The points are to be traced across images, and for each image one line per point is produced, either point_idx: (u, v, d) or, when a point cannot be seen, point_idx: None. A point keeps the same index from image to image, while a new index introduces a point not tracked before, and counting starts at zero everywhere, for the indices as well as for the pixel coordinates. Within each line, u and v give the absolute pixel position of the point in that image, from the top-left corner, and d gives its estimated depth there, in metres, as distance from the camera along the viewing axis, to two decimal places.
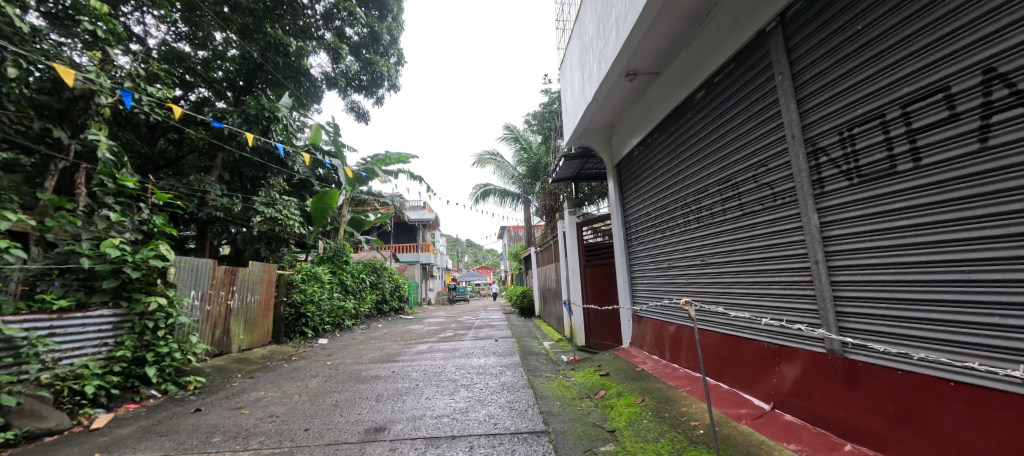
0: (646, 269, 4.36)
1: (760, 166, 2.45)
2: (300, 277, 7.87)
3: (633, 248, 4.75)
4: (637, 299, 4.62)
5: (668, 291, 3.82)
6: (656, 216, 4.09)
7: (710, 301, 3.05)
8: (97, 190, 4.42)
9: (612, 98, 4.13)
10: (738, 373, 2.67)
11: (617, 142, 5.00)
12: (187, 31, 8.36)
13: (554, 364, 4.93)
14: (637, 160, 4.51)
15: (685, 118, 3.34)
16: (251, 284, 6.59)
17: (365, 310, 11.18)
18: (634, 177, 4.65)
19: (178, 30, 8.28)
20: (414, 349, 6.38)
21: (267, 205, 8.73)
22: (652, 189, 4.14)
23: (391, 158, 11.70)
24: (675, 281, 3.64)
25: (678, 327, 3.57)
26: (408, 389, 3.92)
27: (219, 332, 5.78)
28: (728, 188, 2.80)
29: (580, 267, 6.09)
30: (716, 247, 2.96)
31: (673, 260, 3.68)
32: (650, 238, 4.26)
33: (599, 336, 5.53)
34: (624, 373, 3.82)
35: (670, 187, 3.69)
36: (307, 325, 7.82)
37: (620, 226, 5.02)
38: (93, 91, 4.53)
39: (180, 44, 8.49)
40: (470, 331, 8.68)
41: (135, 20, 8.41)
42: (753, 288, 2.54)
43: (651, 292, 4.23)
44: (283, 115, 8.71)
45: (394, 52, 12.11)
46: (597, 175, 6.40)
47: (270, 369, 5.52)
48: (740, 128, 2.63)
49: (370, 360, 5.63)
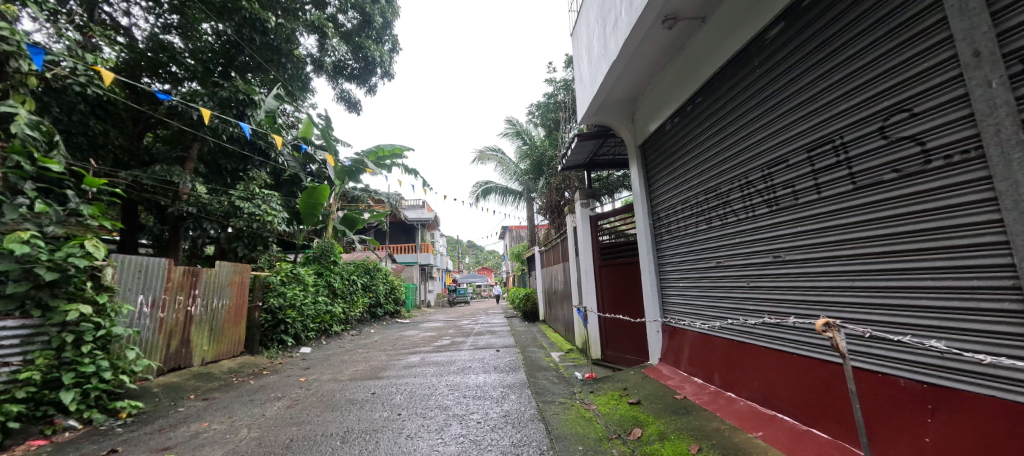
0: (683, 270, 3.55)
1: (894, 112, 1.63)
2: (278, 279, 7.05)
3: (663, 243, 3.94)
4: (670, 307, 3.81)
5: (716, 297, 3.02)
6: (696, 203, 3.26)
7: (787, 312, 2.24)
8: (10, 174, 3.58)
9: (641, 54, 3.32)
10: (846, 417, 1.86)
11: (642, 117, 4.17)
12: (175, 21, 7.68)
13: (568, 383, 4.11)
14: (670, 136, 3.67)
15: (748, 67, 2.52)
16: (218, 287, 5.77)
17: (356, 314, 10.34)
18: (665, 157, 3.82)
19: (166, 19, 7.64)
20: (403, 362, 5.54)
21: (244, 199, 7.91)
22: (690, 170, 3.33)
23: (384, 151, 10.79)
24: (728, 284, 2.84)
25: (734, 345, 2.76)
26: (386, 422, 3.09)
27: (176, 344, 4.99)
28: (824, 152, 1.98)
29: (594, 269, 5.27)
30: (801, 237, 2.14)
31: (726, 257, 2.86)
32: (688, 232, 3.43)
33: (619, 349, 4.70)
34: (662, 403, 2.99)
35: (721, 162, 2.87)
36: (287, 333, 6.99)
37: (645, 218, 4.19)
38: (7, 52, 3.77)
39: (168, 35, 7.77)
40: (467, 339, 7.85)
41: (122, 12, 7.65)
42: (874, 295, 1.72)
43: (691, 298, 3.42)
44: (262, 99, 7.92)
45: (389, 38, 11.30)
46: (611, 162, 5.60)
47: (232, 388, 4.70)
48: (853, 62, 1.81)
49: (350, 377, 4.80)
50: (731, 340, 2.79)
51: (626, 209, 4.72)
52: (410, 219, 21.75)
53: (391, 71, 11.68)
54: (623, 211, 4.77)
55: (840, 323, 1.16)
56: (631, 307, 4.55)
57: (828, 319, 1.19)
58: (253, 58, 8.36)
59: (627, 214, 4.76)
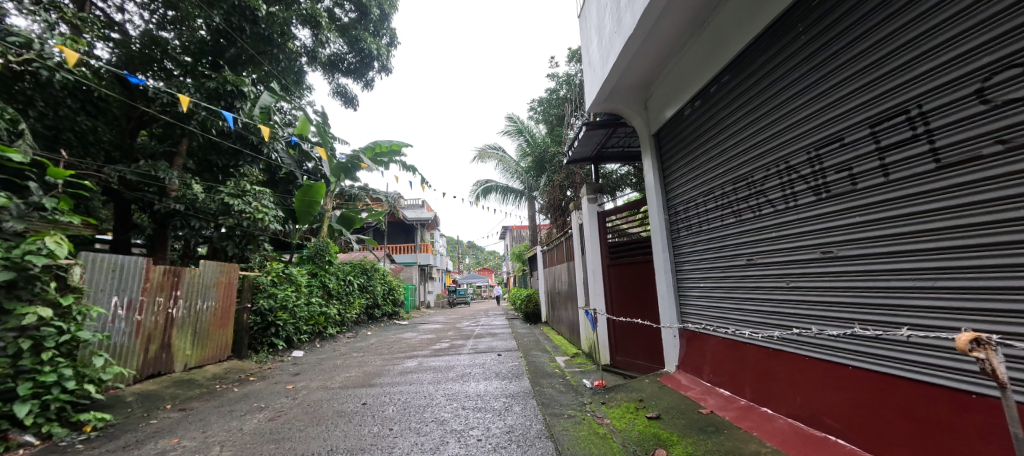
0: (704, 269, 3.23)
1: (998, 70, 1.31)
2: (269, 280, 6.70)
3: (679, 240, 3.62)
4: (689, 309, 3.49)
5: (745, 299, 2.70)
6: (722, 194, 2.94)
7: (839, 317, 1.94)
8: None
9: (660, 30, 2.99)
10: (918, 442, 1.57)
11: (657, 103, 3.83)
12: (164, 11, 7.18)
13: (576, 392, 3.78)
14: (690, 122, 3.33)
15: (790, 36, 2.20)
16: (202, 288, 5.44)
17: (352, 316, 10.00)
18: (685, 145, 3.47)
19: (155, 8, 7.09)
20: (399, 368, 5.19)
21: (234, 196, 7.53)
22: (716, 157, 2.99)
23: (382, 147, 10.48)
24: (761, 284, 2.52)
25: (768, 352, 2.45)
26: (375, 439, 2.76)
27: (155, 350, 4.67)
28: (893, 127, 1.66)
29: (602, 268, 4.94)
30: (862, 228, 1.80)
31: (760, 254, 2.53)
32: (711, 227, 3.09)
33: (631, 354, 4.35)
34: (685, 417, 2.67)
35: (754, 147, 2.55)
36: (278, 336, 6.65)
37: (660, 213, 3.86)
38: None
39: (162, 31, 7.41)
40: (468, 342, 7.51)
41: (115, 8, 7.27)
42: (961, 299, 1.42)
43: (713, 300, 3.11)
44: (250, 90, 7.54)
45: (387, 31, 10.97)
46: (620, 155, 5.28)
47: (214, 396, 4.37)
48: (936, 13, 1.49)
49: (341, 385, 4.46)
50: (764, 347, 2.49)
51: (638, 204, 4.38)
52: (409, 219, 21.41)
53: (388, 65, 11.34)
54: (635, 206, 4.43)
55: (997, 341, 0.92)
56: (644, 309, 4.21)
57: (980, 336, 0.95)
58: (244, 49, 8.04)
59: (640, 209, 4.41)
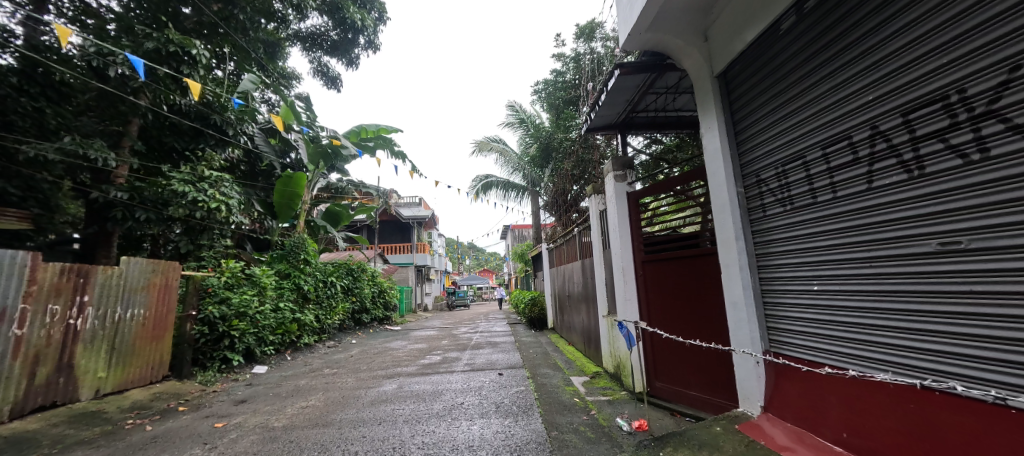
0: (821, 261, 2.04)
1: None
2: (222, 282, 5.49)
3: (768, 221, 2.43)
4: (783, 325, 2.33)
5: (929, 314, 1.53)
6: (870, 138, 1.75)
7: None
8: None
9: None
10: None
11: (727, 25, 2.63)
12: None
13: (614, 445, 2.62)
14: (798, 39, 2.15)
15: None
16: (125, 291, 4.31)
17: (334, 322, 8.88)
18: (779, 80, 2.31)
19: None
20: (372, 396, 4.02)
21: (185, 183, 6.32)
22: (857, 79, 1.81)
23: (367, 131, 9.23)
24: (986, 287, 1.34)
25: (1004, 414, 1.30)
26: None
27: (47, 374, 3.55)
28: None
29: (634, 266, 3.80)
30: None
31: (987, 232, 1.34)
32: (841, 197, 1.91)
33: (681, 381, 3.17)
34: None
35: (971, 36, 1.38)
36: (234, 349, 5.47)
37: (731, 185, 2.67)
38: None
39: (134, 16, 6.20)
40: (464, 355, 6.36)
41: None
42: None
43: (841, 311, 1.93)
44: (199, 51, 5.99)
45: (375, 4, 9.84)
46: (651, 124, 4.22)
47: (112, 440, 3.19)
48: None
49: (285, 424, 3.27)
50: (985, 402, 1.35)
51: (659, 189, 3.53)
52: (405, 215, 20.24)
53: (377, 42, 10.22)
54: (653, 190, 3.61)
55: None
56: (697, 320, 3.08)
57: None
58: (207, 14, 6.80)
59: (664, 196, 3.53)
